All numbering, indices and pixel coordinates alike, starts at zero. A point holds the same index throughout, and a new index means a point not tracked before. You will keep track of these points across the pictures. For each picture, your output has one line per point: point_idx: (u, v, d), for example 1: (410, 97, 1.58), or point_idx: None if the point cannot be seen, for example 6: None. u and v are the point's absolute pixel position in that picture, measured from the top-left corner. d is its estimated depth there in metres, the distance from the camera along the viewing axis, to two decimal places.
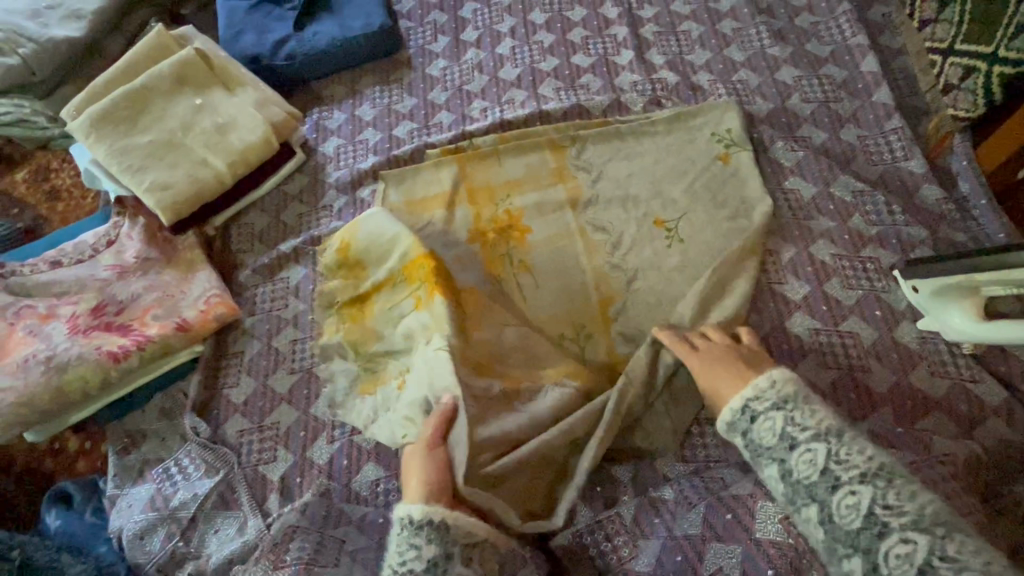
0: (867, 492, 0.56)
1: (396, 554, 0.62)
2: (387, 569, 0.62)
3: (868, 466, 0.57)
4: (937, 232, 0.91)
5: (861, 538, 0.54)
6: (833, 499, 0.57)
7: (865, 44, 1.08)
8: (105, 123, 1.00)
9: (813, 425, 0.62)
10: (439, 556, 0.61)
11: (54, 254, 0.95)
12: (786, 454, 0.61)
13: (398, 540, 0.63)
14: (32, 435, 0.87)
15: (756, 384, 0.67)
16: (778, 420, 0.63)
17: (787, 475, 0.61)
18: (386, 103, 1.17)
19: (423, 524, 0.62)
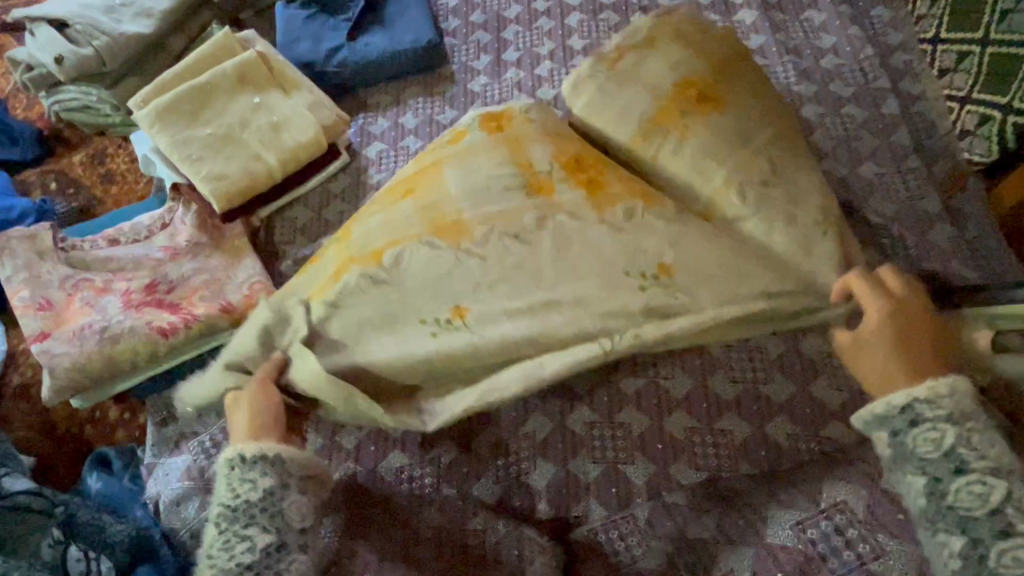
0: (982, 476, 0.58)
1: (230, 489, 0.68)
2: (219, 504, 0.68)
3: (994, 459, 0.58)
4: (949, 268, 0.96)
5: (980, 526, 0.57)
6: (948, 475, 0.59)
7: (886, 88, 1.14)
8: (170, 114, 1.08)
9: (957, 415, 0.60)
10: (274, 486, 0.68)
11: (114, 233, 1.02)
12: (948, 474, 0.59)
13: (230, 477, 0.68)
14: (77, 401, 0.92)
15: (934, 387, 0.61)
16: (952, 436, 0.59)
17: (898, 426, 0.62)
18: (428, 114, 1.24)
19: (255, 460, 0.68)
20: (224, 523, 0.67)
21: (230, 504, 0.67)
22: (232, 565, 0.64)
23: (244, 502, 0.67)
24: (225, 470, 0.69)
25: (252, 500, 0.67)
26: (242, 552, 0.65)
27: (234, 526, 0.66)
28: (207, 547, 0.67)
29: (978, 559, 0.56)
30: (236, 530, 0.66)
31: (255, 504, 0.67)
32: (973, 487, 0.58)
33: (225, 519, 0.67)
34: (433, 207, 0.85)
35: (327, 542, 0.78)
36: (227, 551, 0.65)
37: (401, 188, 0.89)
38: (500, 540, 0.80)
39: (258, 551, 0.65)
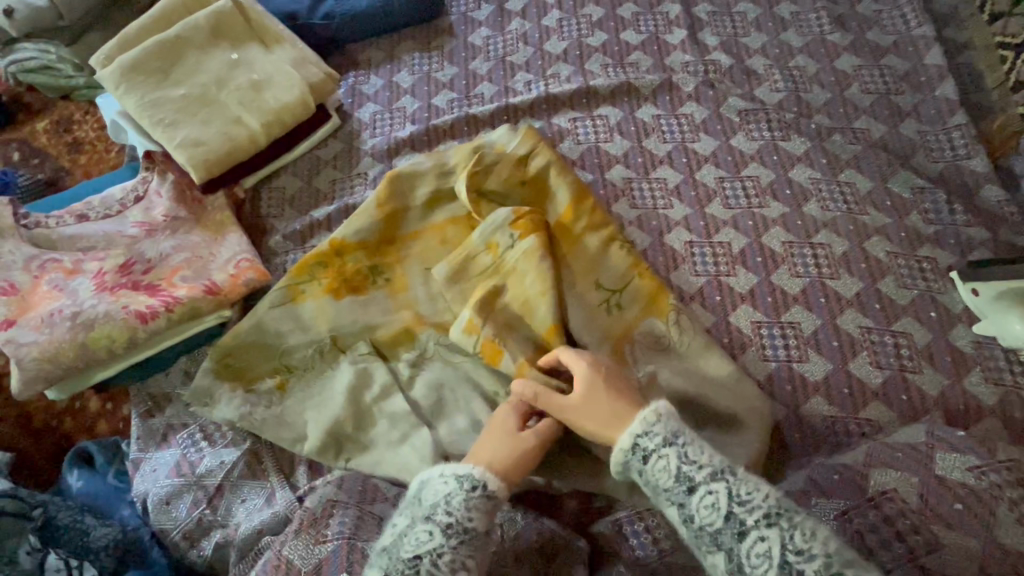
0: (721, 491, 0.61)
1: (461, 505, 0.63)
2: (442, 517, 0.62)
3: (716, 465, 0.63)
4: (998, 235, 0.88)
5: (723, 534, 0.59)
6: (692, 501, 0.61)
7: (930, 36, 1.03)
8: (137, 73, 0.97)
9: (706, 464, 0.63)
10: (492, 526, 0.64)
11: (81, 208, 0.92)
12: (685, 496, 0.62)
13: (463, 494, 0.64)
14: (54, 393, 0.84)
15: (644, 419, 0.66)
16: (672, 459, 0.63)
17: (649, 482, 0.65)
18: (425, 71, 1.13)
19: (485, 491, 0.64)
20: (450, 541, 0.61)
21: (459, 521, 0.62)
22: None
23: (475, 528, 0.62)
24: (453, 482, 0.65)
25: (478, 528, 0.62)
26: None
27: (460, 545, 0.61)
28: (423, 552, 0.60)
29: (737, 569, 0.58)
30: (461, 554, 0.61)
31: (482, 535, 0.62)
32: (705, 501, 0.61)
33: (454, 538, 0.61)
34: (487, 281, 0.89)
35: (333, 546, 0.67)
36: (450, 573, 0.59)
37: (456, 243, 0.93)
38: (519, 534, 0.73)
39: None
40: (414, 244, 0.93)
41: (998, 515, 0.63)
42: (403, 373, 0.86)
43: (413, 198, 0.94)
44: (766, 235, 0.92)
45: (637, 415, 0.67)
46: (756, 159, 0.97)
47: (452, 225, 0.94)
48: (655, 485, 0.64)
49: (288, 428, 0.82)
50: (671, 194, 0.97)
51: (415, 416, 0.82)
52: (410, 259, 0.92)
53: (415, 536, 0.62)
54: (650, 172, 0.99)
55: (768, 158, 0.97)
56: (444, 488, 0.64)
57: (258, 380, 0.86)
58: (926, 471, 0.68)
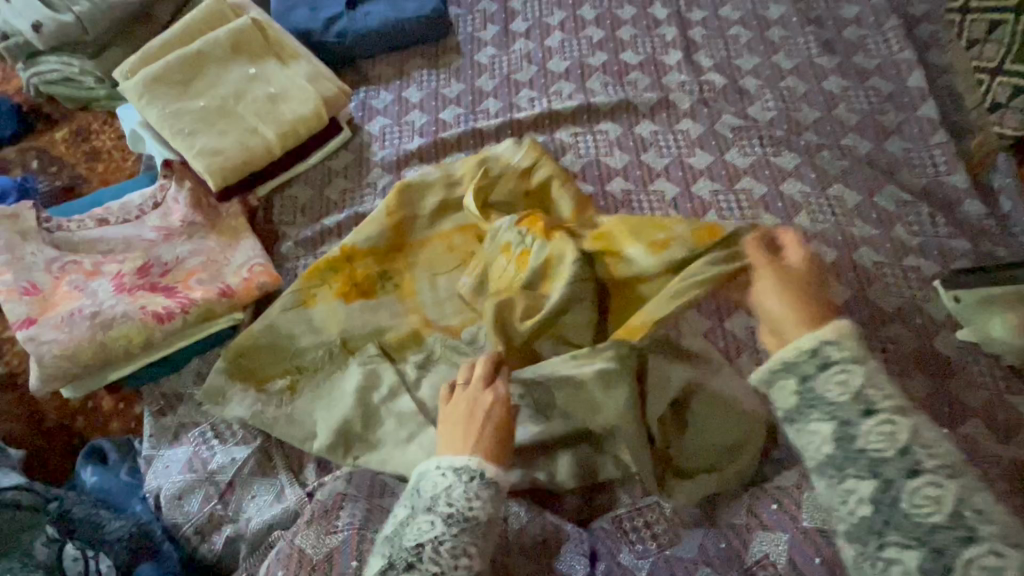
0: (903, 424, 0.58)
1: (461, 495, 0.63)
2: (443, 506, 0.63)
3: (887, 396, 0.60)
4: (979, 246, 0.93)
5: (889, 466, 0.57)
6: (864, 424, 0.59)
7: (911, 60, 1.09)
8: (160, 85, 1.01)
9: (885, 392, 0.60)
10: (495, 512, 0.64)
11: (101, 212, 0.95)
12: (856, 417, 0.60)
13: (464, 483, 0.64)
14: (70, 391, 0.87)
15: (839, 330, 0.64)
16: (858, 376, 0.61)
17: (805, 388, 0.64)
18: (433, 87, 1.18)
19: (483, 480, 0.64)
20: (451, 529, 0.62)
21: (460, 511, 0.63)
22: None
23: (477, 517, 0.63)
24: (452, 472, 0.64)
25: (481, 517, 0.63)
26: (463, 567, 0.61)
27: (461, 535, 0.62)
28: (426, 541, 0.62)
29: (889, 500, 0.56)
30: (462, 542, 0.62)
31: (483, 522, 0.63)
32: (881, 428, 0.58)
33: (454, 527, 0.62)
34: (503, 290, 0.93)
35: (343, 536, 0.69)
36: (453, 561, 0.61)
37: (462, 251, 0.97)
38: (524, 529, 0.75)
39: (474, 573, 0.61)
40: (421, 251, 0.97)
41: None
42: (410, 374, 0.88)
43: (421, 207, 0.98)
44: None
45: (826, 326, 0.65)
46: (749, 173, 1.02)
47: (459, 234, 0.98)
48: (821, 397, 0.62)
49: (299, 426, 0.85)
50: (668, 205, 1.01)
51: (422, 416, 0.84)
52: (418, 265, 0.96)
53: (421, 525, 0.63)
54: (649, 185, 1.03)
55: (761, 172, 1.02)
56: (444, 479, 0.64)
57: (269, 380, 0.88)
58: None
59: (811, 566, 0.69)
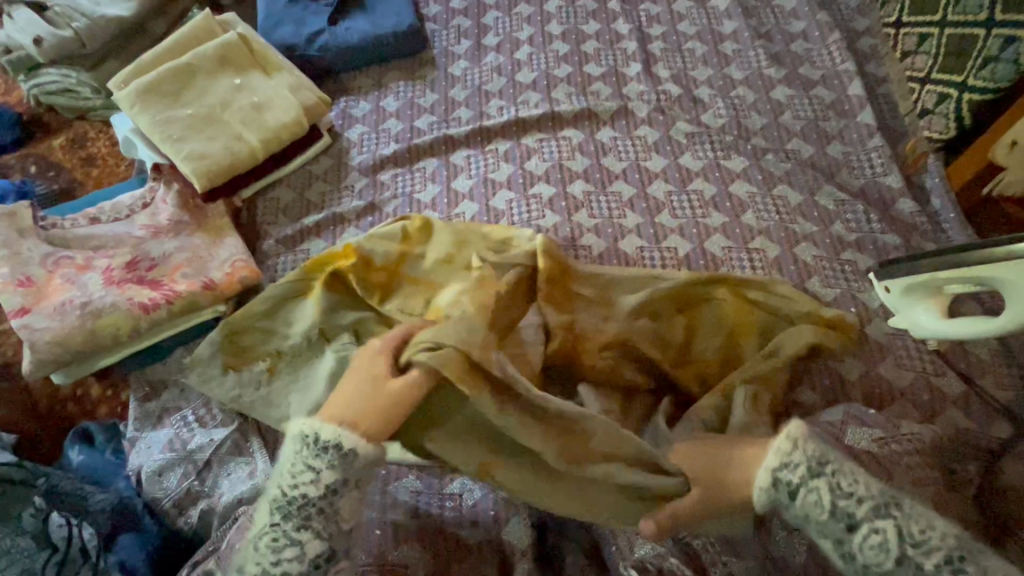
0: None
1: (292, 475, 0.64)
2: (280, 487, 0.64)
3: None
4: (909, 241, 1.00)
5: None
6: None
7: (852, 71, 1.18)
8: (151, 94, 1.09)
9: None
10: (335, 485, 0.64)
11: (94, 211, 1.02)
12: None
13: (297, 459, 0.65)
14: (59, 376, 0.92)
15: None
16: (824, 492, 0.61)
17: None
18: (409, 97, 1.26)
19: (325, 447, 0.64)
20: (276, 517, 0.63)
21: (289, 492, 0.63)
22: (276, 569, 0.60)
23: (302, 496, 0.63)
24: (290, 453, 0.66)
25: (309, 495, 0.63)
26: (287, 559, 0.61)
27: (287, 517, 0.62)
28: (259, 531, 0.63)
29: None
30: (286, 530, 0.62)
31: (313, 502, 0.63)
32: None
33: (281, 514, 0.63)
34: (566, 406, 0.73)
35: None
36: (274, 552, 0.61)
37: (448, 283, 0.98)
38: (476, 503, 0.80)
39: (307, 560, 0.61)
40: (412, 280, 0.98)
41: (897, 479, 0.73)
42: None
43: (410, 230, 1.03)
44: (708, 241, 1.03)
45: None
46: (701, 175, 1.10)
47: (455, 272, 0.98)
48: None
49: (273, 409, 0.90)
50: (625, 205, 1.08)
51: None
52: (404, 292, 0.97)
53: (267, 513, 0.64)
54: (607, 186, 1.10)
55: (711, 174, 1.10)
56: (285, 459, 0.66)
57: (252, 361, 0.94)
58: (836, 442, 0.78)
59: (740, 537, 0.73)
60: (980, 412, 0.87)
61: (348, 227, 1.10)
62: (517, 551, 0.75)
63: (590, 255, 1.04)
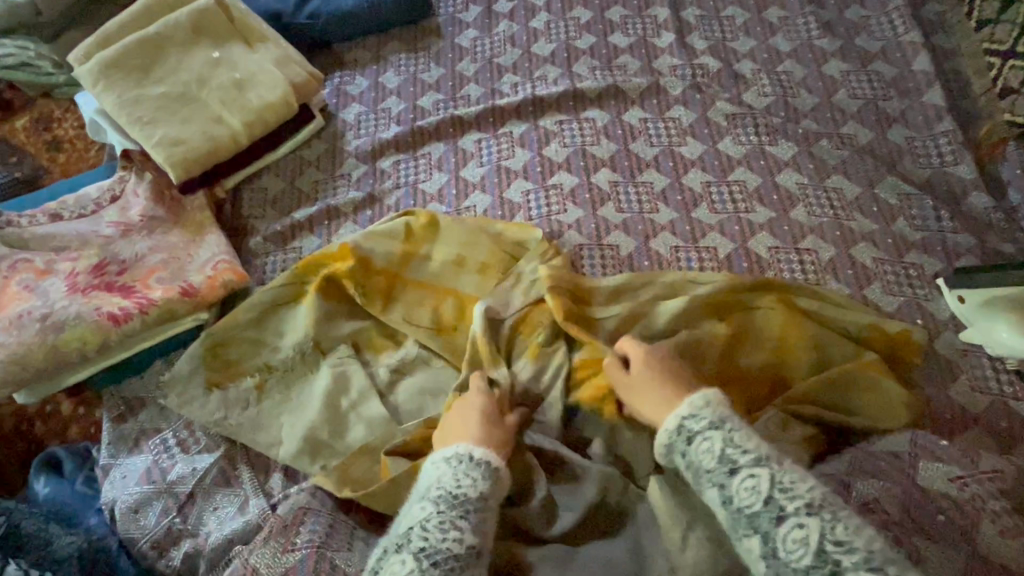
0: None
1: (451, 476, 0.58)
2: (437, 488, 0.57)
3: None
4: (985, 242, 0.87)
5: None
6: None
7: (917, 42, 1.03)
8: (116, 70, 0.96)
9: None
10: (489, 495, 0.57)
11: (55, 206, 0.90)
12: None
13: (455, 464, 0.59)
14: (24, 397, 0.82)
15: None
16: (716, 442, 0.57)
17: None
18: (411, 72, 1.11)
19: (481, 461, 0.60)
20: (438, 507, 0.55)
21: (452, 492, 0.56)
22: (435, 554, 0.51)
23: (465, 495, 0.56)
24: (445, 458, 0.60)
25: (471, 497, 0.56)
26: (451, 542, 0.52)
27: (450, 513, 0.54)
28: (413, 524, 0.54)
29: None
30: (450, 517, 0.54)
31: (473, 503, 0.56)
32: None
33: (443, 504, 0.55)
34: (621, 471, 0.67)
35: (301, 554, 0.65)
36: (438, 537, 0.52)
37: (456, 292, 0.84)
38: None
39: (464, 549, 0.52)
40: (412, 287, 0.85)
41: (982, 528, 0.62)
42: (383, 377, 0.82)
43: None
44: (753, 240, 0.91)
45: None
46: (743, 163, 0.97)
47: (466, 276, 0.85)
48: None
49: (270, 431, 0.80)
50: (657, 198, 0.96)
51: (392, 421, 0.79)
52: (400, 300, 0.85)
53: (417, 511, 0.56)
54: (637, 176, 0.97)
55: (755, 162, 0.97)
56: (437, 467, 0.60)
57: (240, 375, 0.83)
58: (908, 481, 0.66)
59: None
60: None
61: (345, 222, 0.98)
62: None
63: (619, 256, 0.91)
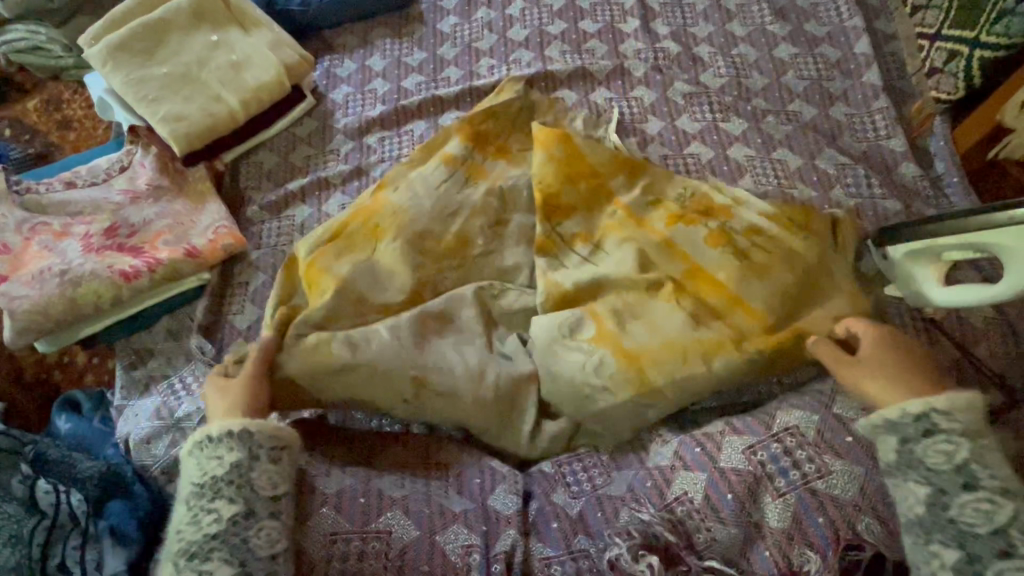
0: None
1: (199, 467, 0.67)
2: (191, 483, 0.67)
3: None
4: (910, 207, 0.97)
5: None
6: None
7: (860, 27, 1.12)
8: (123, 52, 1.05)
9: None
10: (241, 461, 0.66)
11: (69, 176, 1.00)
12: None
13: (202, 453, 0.67)
14: (43, 344, 0.91)
15: None
16: (959, 448, 0.60)
17: None
18: (396, 55, 1.20)
19: (222, 436, 0.67)
20: (196, 499, 0.65)
21: (206, 481, 0.66)
22: (200, 536, 0.63)
23: (211, 477, 0.65)
24: (194, 452, 0.68)
25: (220, 475, 0.65)
26: (210, 522, 0.63)
27: (212, 499, 0.64)
28: (178, 521, 0.66)
29: None
30: (203, 504, 0.65)
31: (223, 479, 0.65)
32: None
33: (195, 495, 0.65)
34: (609, 267, 0.88)
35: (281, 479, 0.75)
36: (196, 524, 0.64)
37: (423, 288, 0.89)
38: (463, 472, 0.80)
39: (225, 521, 0.64)
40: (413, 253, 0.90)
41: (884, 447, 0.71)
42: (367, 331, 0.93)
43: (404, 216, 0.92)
44: None
45: None
46: (698, 138, 1.06)
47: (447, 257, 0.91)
48: None
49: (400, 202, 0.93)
50: None
51: None
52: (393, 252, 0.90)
53: (184, 506, 0.66)
54: None
55: (709, 137, 1.06)
56: (188, 462, 0.68)
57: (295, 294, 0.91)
58: (826, 410, 0.75)
59: (726, 504, 0.71)
60: (971, 379, 0.86)
61: (334, 192, 1.07)
62: (502, 519, 0.75)
63: None
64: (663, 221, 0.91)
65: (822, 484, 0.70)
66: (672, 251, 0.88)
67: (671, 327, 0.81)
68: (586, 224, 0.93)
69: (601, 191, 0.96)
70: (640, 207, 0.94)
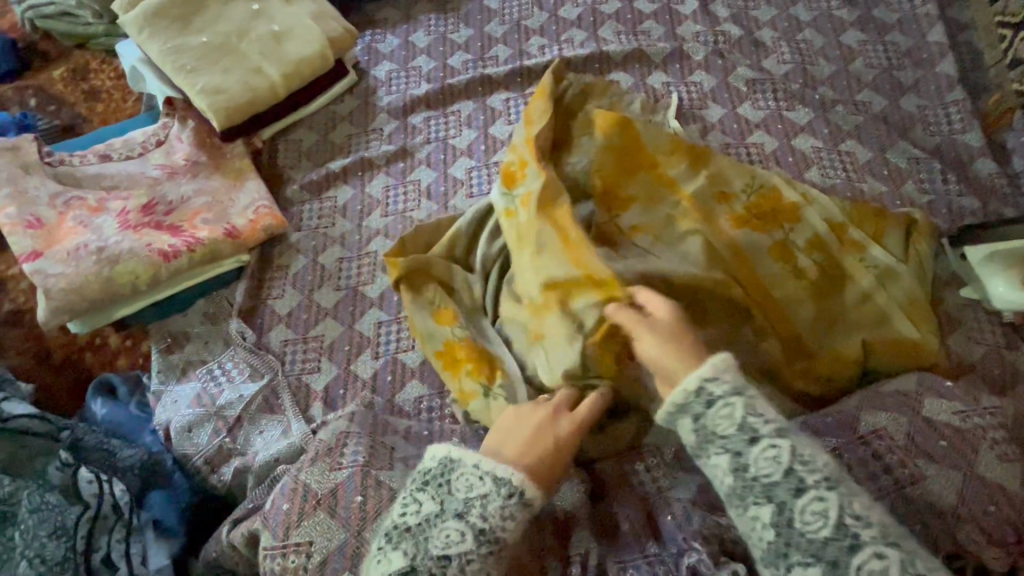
0: None
1: (497, 510, 0.58)
2: (476, 524, 0.57)
3: None
4: (987, 206, 0.92)
5: None
6: None
7: (932, 15, 1.08)
8: (159, 19, 1.00)
9: None
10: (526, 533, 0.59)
11: (104, 148, 0.95)
12: None
13: (501, 498, 0.58)
14: (77, 324, 0.87)
15: None
16: (739, 408, 0.57)
17: None
18: (441, 32, 1.15)
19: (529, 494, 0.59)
20: (480, 548, 0.57)
21: (493, 531, 0.57)
22: None
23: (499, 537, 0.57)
24: (493, 481, 0.59)
25: (506, 539, 0.58)
26: None
27: (489, 555, 0.57)
28: (444, 549, 0.56)
29: None
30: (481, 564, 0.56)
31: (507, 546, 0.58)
32: None
33: (480, 543, 0.57)
34: (672, 262, 0.82)
35: (347, 472, 0.67)
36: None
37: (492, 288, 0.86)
38: None
39: None
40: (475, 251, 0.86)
41: (979, 453, 0.68)
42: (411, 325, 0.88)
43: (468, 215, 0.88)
44: None
45: None
46: (761, 127, 1.01)
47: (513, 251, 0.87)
48: None
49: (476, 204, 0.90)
50: None
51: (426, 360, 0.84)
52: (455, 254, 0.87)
53: (453, 534, 0.57)
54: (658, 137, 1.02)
55: (773, 126, 1.00)
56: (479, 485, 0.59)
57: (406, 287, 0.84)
58: (913, 413, 0.70)
59: None
60: None
61: (378, 173, 1.02)
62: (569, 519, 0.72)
63: None
64: (726, 217, 0.87)
65: (915, 491, 0.66)
66: (737, 253, 0.84)
67: (742, 339, 0.80)
68: (647, 215, 0.87)
69: (663, 180, 0.89)
70: (704, 199, 0.88)
